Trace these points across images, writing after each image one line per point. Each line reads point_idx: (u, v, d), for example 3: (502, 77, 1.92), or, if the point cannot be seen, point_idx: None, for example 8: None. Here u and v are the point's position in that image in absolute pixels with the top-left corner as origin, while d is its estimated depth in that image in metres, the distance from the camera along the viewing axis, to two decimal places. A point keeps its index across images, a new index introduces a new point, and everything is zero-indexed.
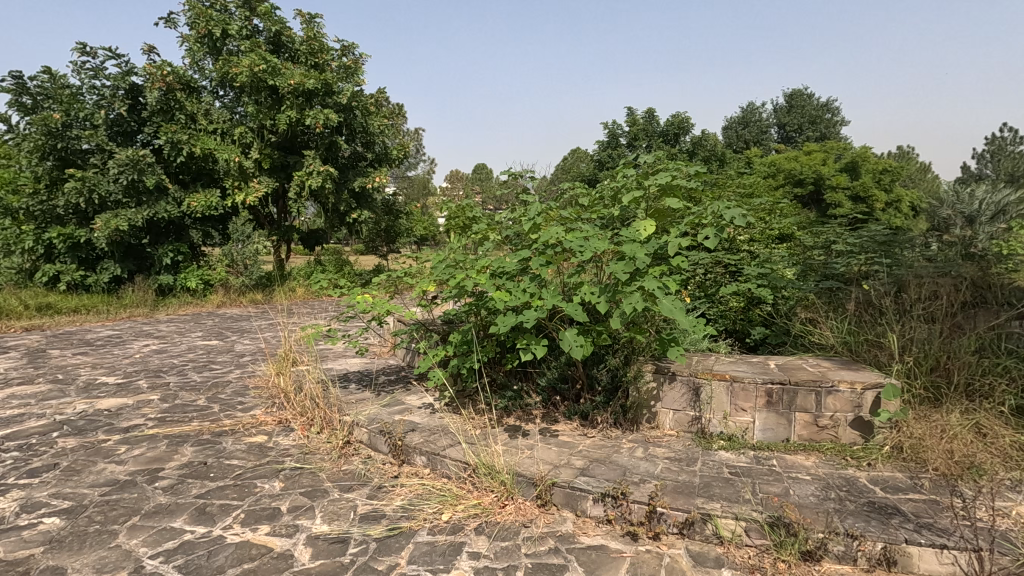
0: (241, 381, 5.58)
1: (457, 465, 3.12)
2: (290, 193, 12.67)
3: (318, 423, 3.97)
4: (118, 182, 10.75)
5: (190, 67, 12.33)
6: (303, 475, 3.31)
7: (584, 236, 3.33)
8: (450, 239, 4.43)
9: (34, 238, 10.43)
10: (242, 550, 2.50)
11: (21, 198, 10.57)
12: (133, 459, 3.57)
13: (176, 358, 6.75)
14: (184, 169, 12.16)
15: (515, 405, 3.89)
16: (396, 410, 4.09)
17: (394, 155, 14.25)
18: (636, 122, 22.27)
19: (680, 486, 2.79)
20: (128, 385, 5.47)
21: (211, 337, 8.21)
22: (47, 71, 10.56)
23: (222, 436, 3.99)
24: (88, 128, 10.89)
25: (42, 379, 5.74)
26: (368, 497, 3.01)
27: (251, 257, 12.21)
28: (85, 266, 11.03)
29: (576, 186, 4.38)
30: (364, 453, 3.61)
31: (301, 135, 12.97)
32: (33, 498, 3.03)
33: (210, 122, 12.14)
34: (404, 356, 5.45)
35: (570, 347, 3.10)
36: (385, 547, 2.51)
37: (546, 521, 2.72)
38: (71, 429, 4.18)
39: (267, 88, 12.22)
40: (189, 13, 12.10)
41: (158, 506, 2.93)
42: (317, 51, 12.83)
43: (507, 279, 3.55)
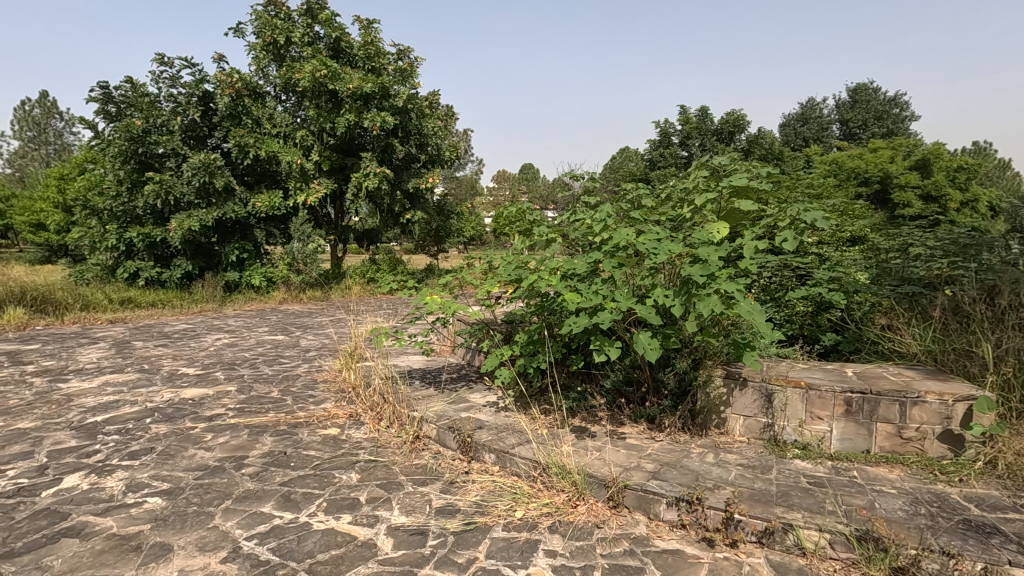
0: (310, 375, 5.83)
1: (527, 464, 3.17)
2: (348, 194, 13.06)
3: (388, 418, 4.11)
4: (191, 184, 11.41)
5: (256, 74, 12.92)
6: (377, 467, 3.44)
7: (656, 239, 3.32)
8: (515, 241, 4.48)
9: (117, 237, 11.19)
10: (328, 537, 2.63)
11: (105, 199, 11.38)
12: (219, 446, 3.80)
13: (247, 352, 7.13)
14: (249, 171, 12.73)
15: (580, 406, 3.91)
16: (461, 408, 4.18)
17: (447, 156, 14.51)
18: (689, 121, 21.80)
19: (757, 493, 2.73)
20: (207, 376, 5.82)
21: (277, 332, 8.61)
22: (129, 80, 11.36)
23: (298, 427, 4.19)
24: (165, 134, 11.61)
25: (131, 368, 6.19)
26: (442, 491, 3.11)
27: (311, 256, 12.68)
28: (161, 263, 11.76)
29: (641, 188, 4.35)
30: (433, 448, 3.72)
31: (359, 138, 13.36)
32: (136, 479, 3.28)
33: (274, 126, 12.66)
34: (466, 355, 5.57)
35: (644, 349, 3.08)
36: (463, 541, 2.59)
37: (618, 523, 2.72)
38: (161, 416, 4.48)
39: (327, 93, 12.65)
40: (256, 23, 12.66)
41: (247, 491, 3.11)
42: (374, 55, 13.21)
43: (577, 280, 3.55)
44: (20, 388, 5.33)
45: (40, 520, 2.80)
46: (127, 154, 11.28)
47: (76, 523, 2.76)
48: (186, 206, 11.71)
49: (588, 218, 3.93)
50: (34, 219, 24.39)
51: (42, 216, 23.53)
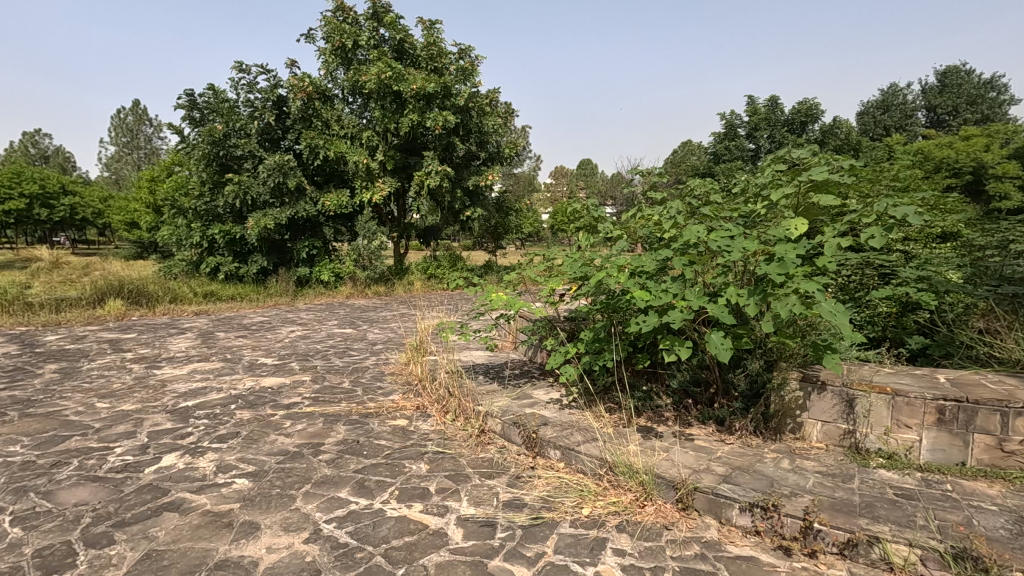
0: (377, 368, 6.05)
1: (593, 462, 3.17)
2: (411, 192, 13.40)
3: (454, 411, 4.23)
4: (266, 184, 12.07)
5: (325, 78, 13.46)
6: (445, 459, 3.53)
7: (729, 236, 3.22)
8: (579, 238, 4.46)
9: (201, 235, 12.02)
10: (401, 524, 2.73)
11: (191, 199, 12.24)
12: (297, 433, 4.02)
13: (318, 344, 7.49)
14: (319, 172, 13.31)
15: (645, 406, 3.86)
16: (526, 404, 4.23)
17: (506, 153, 14.62)
18: (757, 111, 20.92)
19: (839, 503, 2.61)
20: (284, 366, 6.16)
21: (346, 325, 8.99)
22: (211, 88, 12.14)
23: (369, 417, 4.37)
24: (243, 137, 12.32)
25: (215, 357, 6.65)
26: (508, 485, 3.16)
27: (376, 252, 13.12)
28: (240, 259, 12.52)
29: (709, 183, 4.23)
30: (498, 442, 3.78)
31: (421, 137, 13.66)
32: (225, 461, 3.53)
33: (342, 128, 13.15)
34: (528, 352, 5.62)
35: (717, 349, 3.01)
36: (531, 535, 2.62)
37: (688, 526, 2.67)
38: (244, 402, 4.79)
39: (392, 94, 13.02)
40: (326, 28, 13.18)
41: (325, 477, 3.28)
42: (436, 55, 13.48)
43: (646, 278, 3.50)
44: (122, 373, 5.85)
45: (144, 494, 3.07)
46: (210, 157, 12.07)
47: (175, 499, 3.00)
48: (262, 205, 12.39)
49: (656, 215, 3.86)
50: (129, 218, 26.62)
51: (136, 216, 25.71)
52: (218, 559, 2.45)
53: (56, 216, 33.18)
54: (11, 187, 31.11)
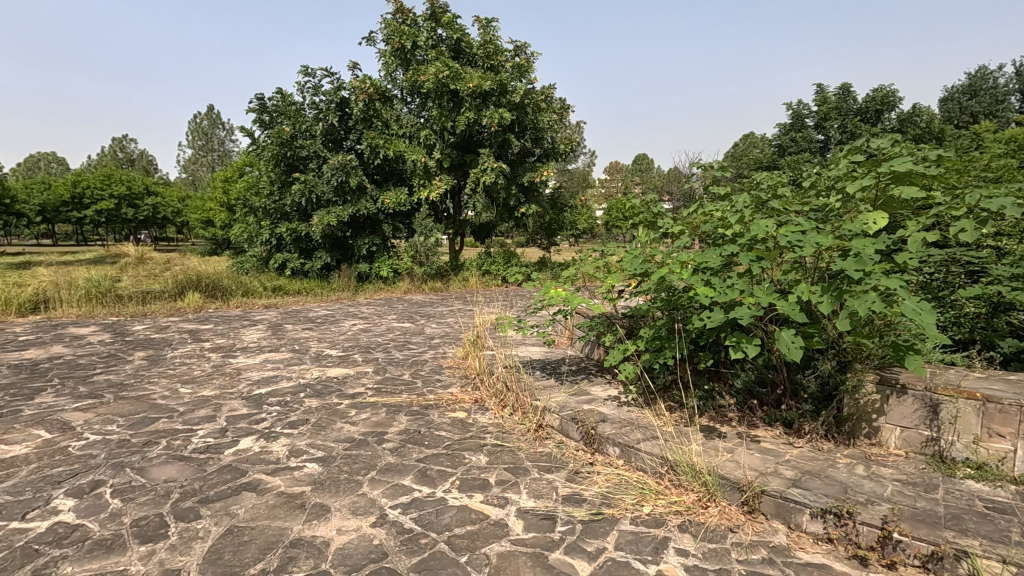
0: (435, 361, 6.19)
1: (654, 460, 3.13)
2: (467, 189, 13.57)
3: (513, 405, 4.28)
4: (330, 183, 12.56)
5: (385, 79, 13.84)
6: (503, 451, 3.58)
7: (801, 231, 3.09)
8: (638, 235, 4.40)
9: (270, 232, 12.67)
10: (463, 513, 2.79)
11: (261, 198, 12.93)
12: (362, 422, 4.18)
13: (379, 337, 7.74)
14: (379, 170, 13.70)
15: (708, 405, 3.77)
16: (584, 400, 4.23)
17: (562, 149, 14.56)
18: (827, 100, 19.86)
19: (921, 514, 2.46)
20: (348, 358, 6.41)
21: (405, 320, 9.24)
22: (279, 92, 12.74)
23: (429, 409, 4.49)
24: (308, 139, 12.86)
25: (285, 348, 7.00)
26: (567, 479, 3.16)
27: (432, 249, 13.39)
28: (305, 255, 13.10)
29: (777, 176, 4.05)
30: (556, 437, 3.79)
31: (477, 135, 13.79)
32: (296, 445, 3.72)
33: (401, 127, 13.47)
34: (585, 348, 5.60)
35: (787, 347, 2.89)
36: (591, 530, 2.62)
37: (755, 530, 2.59)
38: (312, 391, 5.03)
39: (449, 93, 13.21)
40: (386, 31, 13.52)
41: (389, 464, 3.40)
42: (492, 53, 13.59)
43: (711, 274, 3.40)
44: (202, 361, 6.26)
45: (225, 474, 3.28)
46: (278, 157, 12.68)
47: (253, 479, 3.20)
48: (326, 203, 12.91)
49: (720, 210, 3.75)
50: (205, 216, 28.40)
51: (211, 215, 27.42)
52: (293, 538, 2.59)
53: (142, 215, 35.82)
54: (103, 189, 34.00)
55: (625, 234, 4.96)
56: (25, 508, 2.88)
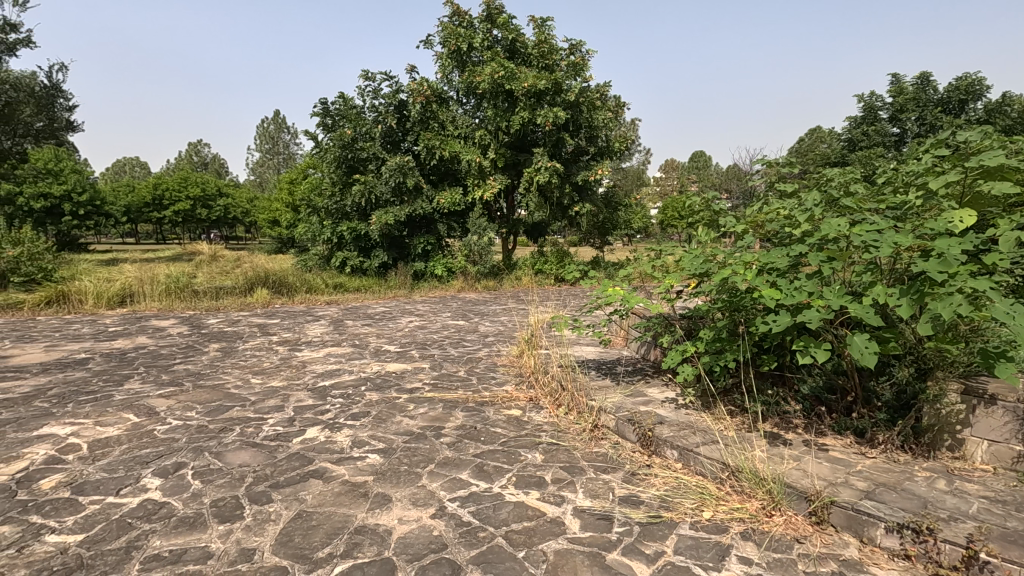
0: (490, 359, 6.27)
1: (714, 465, 3.05)
2: (521, 188, 13.60)
3: (568, 404, 4.28)
4: (388, 184, 12.93)
5: (441, 81, 14.10)
6: (559, 450, 3.59)
7: (876, 231, 2.93)
8: (698, 234, 4.30)
9: (332, 232, 13.19)
10: (520, 509, 2.83)
11: (324, 199, 13.47)
12: (420, 416, 4.29)
13: (434, 334, 7.91)
14: (435, 171, 13.98)
15: (771, 411, 3.63)
16: (640, 401, 4.17)
17: (616, 147, 14.40)
18: (903, 91, 18.66)
19: (1012, 534, 2.28)
20: (405, 353, 6.59)
21: (459, 318, 9.40)
22: (341, 96, 13.21)
23: (484, 405, 4.56)
24: (368, 141, 13.27)
25: (346, 343, 7.28)
26: (624, 481, 3.14)
27: (486, 248, 13.52)
28: (364, 254, 13.55)
29: (850, 173, 3.85)
30: (612, 438, 3.76)
31: (531, 134, 13.80)
32: (359, 436, 3.87)
33: (456, 128, 13.68)
34: (641, 349, 5.53)
35: (860, 352, 2.75)
36: (649, 533, 2.59)
37: (824, 542, 2.48)
38: (373, 384, 5.20)
39: (504, 93, 13.28)
40: (443, 33, 13.75)
41: (447, 458, 3.48)
42: (547, 53, 13.58)
43: (778, 275, 3.28)
44: (270, 353, 6.60)
45: (294, 461, 3.46)
46: (340, 159, 13.16)
47: (319, 467, 3.35)
48: (384, 204, 13.29)
49: (787, 208, 3.61)
50: (272, 216, 29.86)
51: (277, 215, 28.82)
52: (357, 525, 2.69)
53: (214, 216, 38.05)
54: (180, 191, 36.43)
55: (684, 233, 4.86)
56: (118, 484, 3.14)
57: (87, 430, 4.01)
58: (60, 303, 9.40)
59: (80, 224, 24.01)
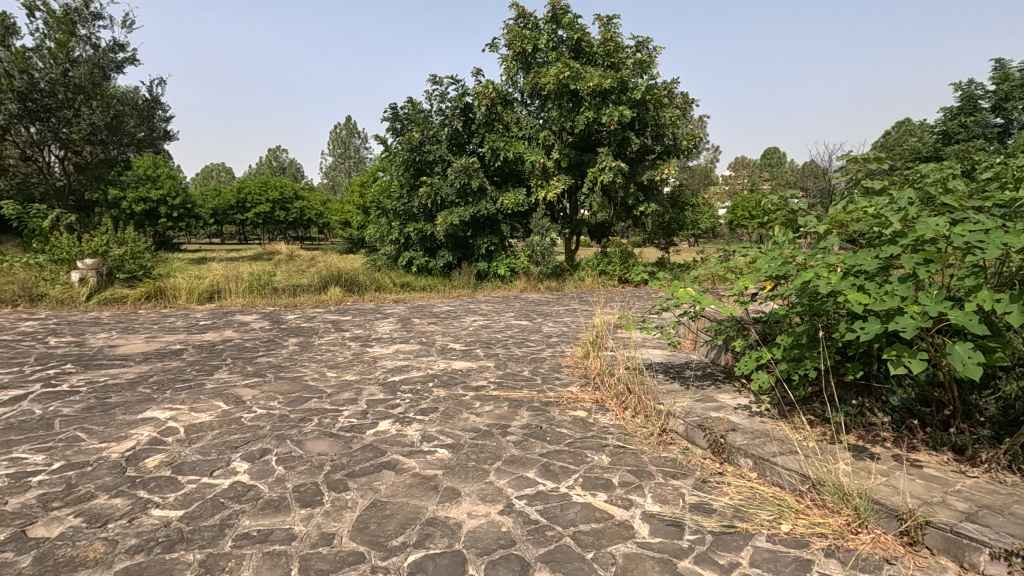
0: (554, 359, 6.28)
1: (793, 476, 2.92)
2: (585, 188, 13.45)
3: (635, 407, 4.22)
4: (454, 185, 13.18)
5: (506, 83, 14.25)
6: (626, 453, 3.54)
7: (982, 230, 2.69)
8: (774, 235, 4.11)
9: (399, 232, 13.64)
10: (588, 511, 2.81)
11: (393, 200, 13.96)
12: (487, 414, 4.36)
13: (498, 333, 8.01)
14: (499, 172, 14.14)
15: (856, 422, 3.42)
16: (711, 407, 4.05)
17: (684, 145, 14.05)
18: (1008, 78, 17.03)
19: None
20: (470, 352, 6.72)
21: (522, 318, 9.46)
22: (410, 101, 13.62)
23: (550, 405, 4.56)
24: (435, 144, 13.60)
25: (414, 340, 7.51)
26: (694, 487, 3.06)
27: (549, 248, 13.53)
28: (430, 254, 13.92)
29: (950, 168, 3.55)
30: (682, 444, 3.66)
31: (596, 134, 13.65)
32: (428, 431, 3.98)
33: (521, 129, 13.78)
34: (710, 353, 5.37)
35: (963, 363, 2.53)
36: (723, 543, 2.51)
37: (917, 564, 2.31)
38: (440, 381, 5.35)
39: (568, 93, 13.19)
40: (508, 36, 13.84)
41: (513, 456, 3.51)
42: (613, 51, 13.40)
43: (867, 279, 3.08)
44: (343, 348, 6.91)
45: (368, 452, 3.61)
46: (408, 162, 13.58)
47: (391, 459, 3.48)
48: (450, 205, 13.57)
49: (877, 206, 3.38)
50: (345, 217, 31.25)
51: (348, 216, 30.10)
52: (428, 516, 2.77)
53: (291, 217, 40.29)
54: (260, 195, 38.80)
55: (758, 233, 4.66)
56: (211, 466, 3.39)
57: (183, 415, 4.36)
58: (158, 298, 10.24)
59: (174, 224, 26.15)
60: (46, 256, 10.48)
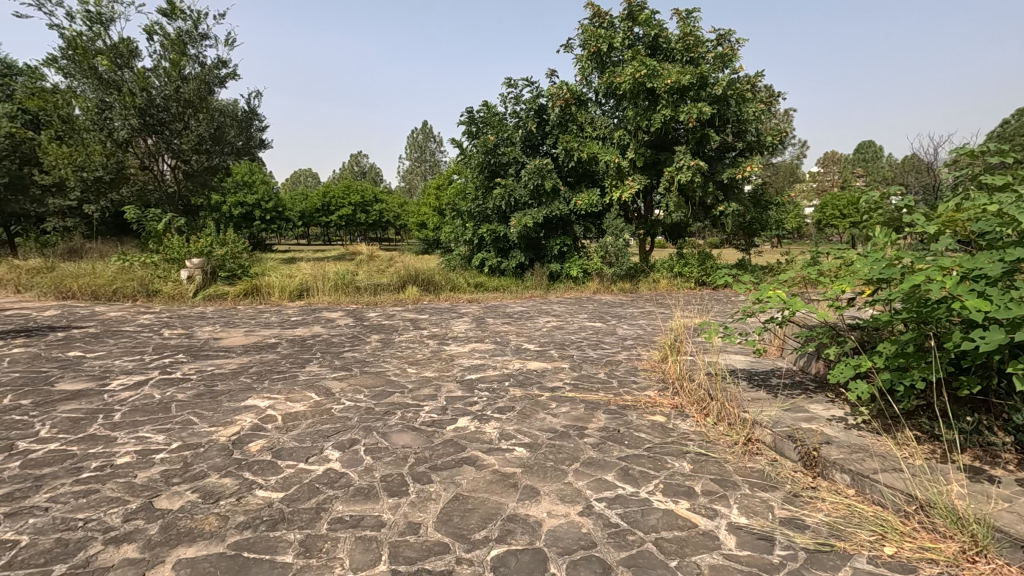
0: (630, 361, 6.19)
1: (898, 496, 2.71)
2: (661, 188, 13.08)
3: (717, 414, 4.09)
4: (527, 187, 13.27)
5: (581, 83, 14.17)
6: (708, 461, 3.43)
7: None
8: (874, 236, 3.83)
9: (474, 233, 13.94)
10: (669, 518, 2.76)
11: (468, 202, 14.28)
12: (563, 415, 4.37)
13: (573, 335, 7.99)
14: (572, 173, 14.10)
15: (971, 442, 3.13)
16: (802, 418, 3.84)
17: (769, 142, 13.38)
18: None
19: None
20: (545, 352, 6.76)
21: (595, 319, 9.38)
22: (485, 105, 13.86)
23: (627, 409, 4.50)
24: (509, 146, 13.77)
25: (489, 340, 7.64)
26: (784, 501, 2.92)
27: (623, 249, 13.30)
28: (503, 254, 14.11)
29: None
30: (770, 454, 3.50)
31: (673, 132, 13.28)
32: (505, 430, 4.04)
33: (595, 129, 13.63)
34: (800, 361, 5.10)
35: None
36: (817, 561, 2.38)
37: None
38: (516, 380, 5.42)
39: (645, 92, 12.88)
40: (583, 36, 13.74)
41: (591, 459, 3.50)
42: (692, 46, 12.97)
43: (987, 283, 2.80)
44: (422, 346, 7.16)
45: (449, 447, 3.73)
46: (483, 165, 13.82)
47: (471, 455, 3.57)
48: (523, 206, 13.68)
49: (999, 203, 3.07)
50: (422, 219, 32.38)
51: (425, 217, 31.03)
52: (509, 513, 2.83)
53: (371, 219, 42.13)
54: (344, 198, 40.99)
55: (855, 233, 4.37)
56: (307, 453, 3.63)
57: (280, 404, 4.70)
58: (254, 295, 11.04)
59: (267, 226, 28.17)
60: (160, 256, 11.57)
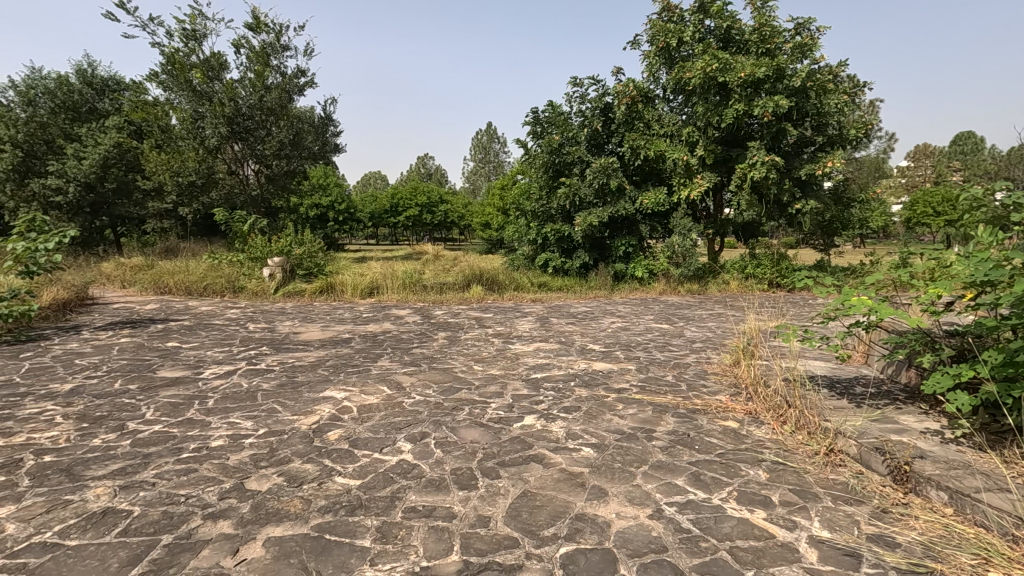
0: (699, 364, 6.02)
1: (1004, 518, 2.48)
2: (732, 186, 12.56)
3: (795, 422, 3.90)
4: (592, 186, 13.15)
5: (648, 80, 13.87)
6: (786, 471, 3.29)
7: None
8: (976, 235, 3.52)
9: (538, 233, 13.99)
10: (745, 526, 2.67)
11: (532, 202, 14.35)
12: (631, 416, 4.32)
13: (639, 336, 7.86)
14: (638, 172, 13.85)
15: None
16: (891, 429, 3.59)
17: (853, 135, 12.55)
18: None
19: None
20: (610, 353, 6.68)
21: (662, 321, 9.17)
22: (550, 105, 13.87)
23: (697, 413, 4.38)
24: (574, 145, 13.72)
25: (553, 339, 7.65)
26: (872, 516, 2.75)
27: (691, 249, 12.91)
28: (567, 254, 14.08)
29: None
30: (854, 467, 3.30)
31: (746, 127, 12.75)
32: (572, 429, 4.04)
33: (662, 126, 13.29)
34: (888, 369, 4.77)
35: None
36: None
37: None
38: (582, 381, 5.40)
39: (716, 86, 12.42)
40: (651, 32, 13.44)
41: (661, 462, 3.44)
42: (768, 37, 12.39)
43: None
44: (487, 344, 7.27)
45: (516, 444, 3.77)
46: (547, 165, 13.84)
47: (538, 453, 3.60)
48: (588, 206, 13.58)
49: None
50: (486, 218, 32.82)
51: (488, 217, 31.39)
52: (578, 512, 2.83)
53: (437, 220, 43.13)
54: (411, 199, 42.39)
55: (953, 232, 4.02)
56: (381, 444, 3.79)
57: (355, 396, 4.92)
58: (329, 292, 11.59)
59: (340, 226, 29.48)
60: (245, 255, 12.38)
